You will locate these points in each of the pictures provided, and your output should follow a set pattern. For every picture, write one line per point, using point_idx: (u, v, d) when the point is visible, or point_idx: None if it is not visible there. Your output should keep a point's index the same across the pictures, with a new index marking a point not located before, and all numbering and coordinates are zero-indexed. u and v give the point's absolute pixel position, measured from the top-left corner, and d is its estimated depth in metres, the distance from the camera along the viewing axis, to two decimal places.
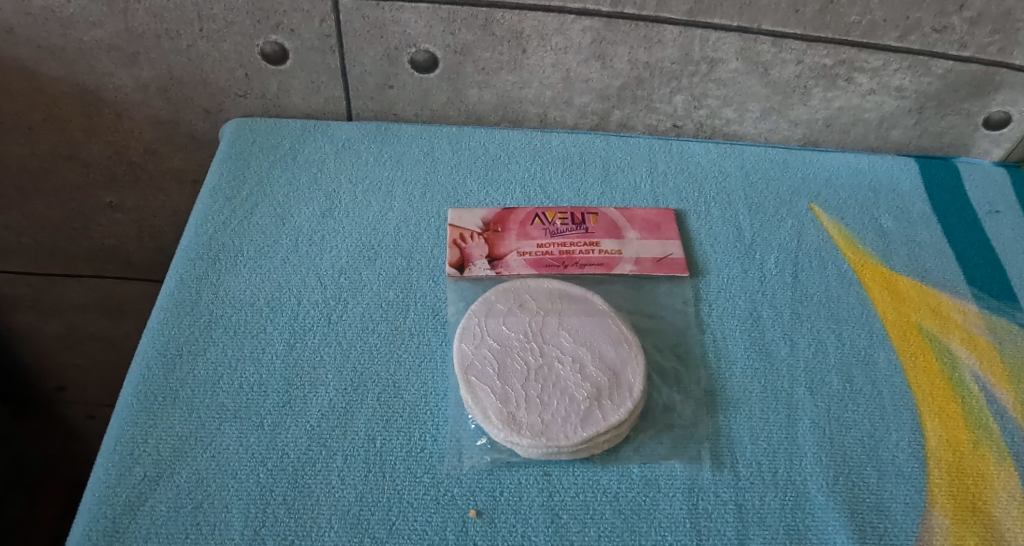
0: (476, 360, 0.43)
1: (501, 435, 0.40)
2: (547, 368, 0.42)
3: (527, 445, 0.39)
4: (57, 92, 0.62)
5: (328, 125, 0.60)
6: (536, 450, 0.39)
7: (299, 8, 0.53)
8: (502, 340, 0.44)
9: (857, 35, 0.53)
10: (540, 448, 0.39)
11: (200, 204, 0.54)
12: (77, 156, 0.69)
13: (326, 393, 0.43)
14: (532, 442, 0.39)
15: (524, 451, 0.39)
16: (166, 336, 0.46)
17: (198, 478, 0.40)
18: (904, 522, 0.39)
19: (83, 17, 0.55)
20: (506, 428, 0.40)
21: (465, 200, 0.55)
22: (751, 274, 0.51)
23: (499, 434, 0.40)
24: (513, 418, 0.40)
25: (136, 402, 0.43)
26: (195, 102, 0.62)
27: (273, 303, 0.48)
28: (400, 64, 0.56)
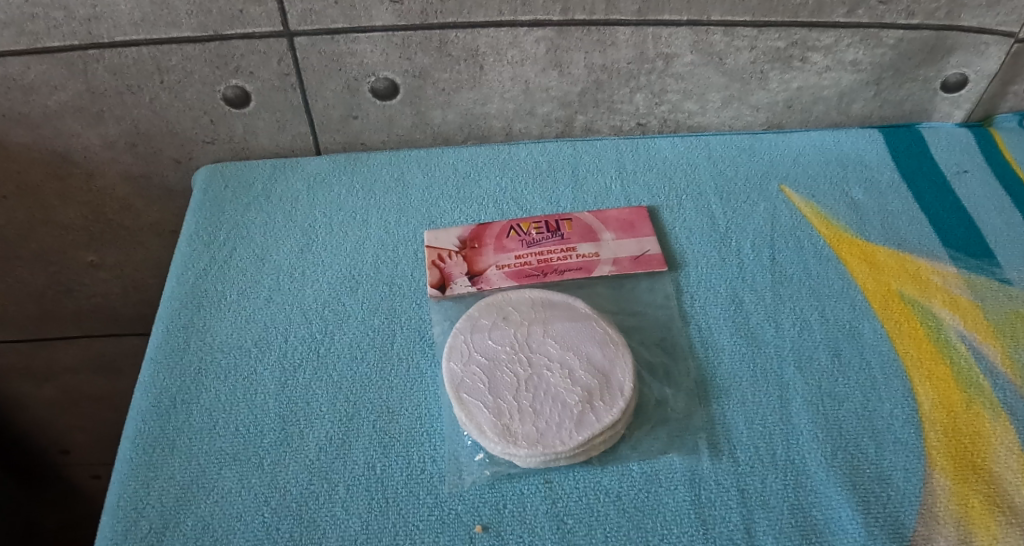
0: (466, 377, 0.43)
1: (498, 448, 0.40)
2: (537, 377, 0.42)
3: (525, 455, 0.39)
4: (27, 158, 0.62)
5: (298, 162, 0.61)
6: (534, 458, 0.39)
7: (256, 49, 0.54)
8: (489, 353, 0.44)
9: (806, 15, 0.54)
10: (538, 456, 0.39)
11: (179, 254, 0.54)
12: (53, 219, 0.69)
13: (322, 426, 0.43)
14: (529, 452, 0.39)
15: (523, 461, 0.39)
16: (158, 388, 0.46)
17: (204, 524, 0.39)
18: (906, 488, 0.39)
19: (44, 82, 0.56)
20: (503, 440, 0.40)
21: (440, 221, 0.55)
22: (730, 261, 0.52)
23: (496, 447, 0.40)
24: (509, 429, 0.40)
25: (135, 457, 0.43)
26: (164, 153, 0.62)
27: (261, 343, 0.48)
28: (362, 94, 0.57)
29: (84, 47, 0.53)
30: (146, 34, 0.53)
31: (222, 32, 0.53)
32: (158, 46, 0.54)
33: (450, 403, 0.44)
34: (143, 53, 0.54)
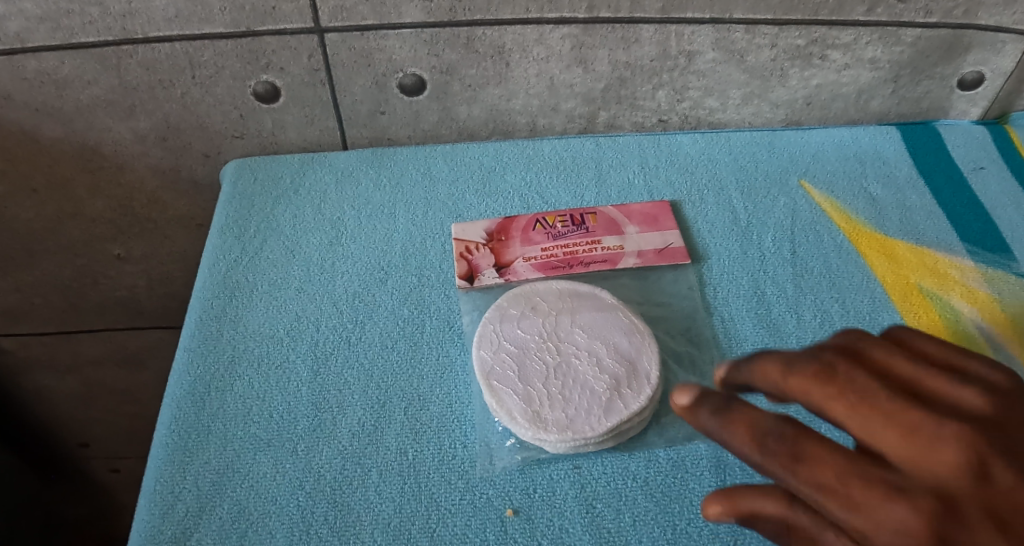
0: (496, 365, 0.44)
1: (529, 434, 0.41)
2: (567, 367, 0.44)
3: (555, 441, 0.41)
4: (58, 152, 0.63)
5: (326, 156, 0.62)
6: (564, 444, 0.41)
7: (287, 45, 0.55)
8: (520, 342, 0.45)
9: (826, 14, 0.55)
10: (568, 443, 0.40)
11: (211, 246, 0.55)
12: (82, 213, 0.70)
13: (354, 412, 0.45)
14: (559, 438, 0.40)
15: (553, 447, 0.41)
16: (193, 376, 0.47)
17: (240, 508, 0.41)
18: None
19: (78, 77, 0.57)
20: (533, 426, 0.41)
21: (467, 214, 0.56)
22: (752, 254, 0.53)
23: (526, 432, 0.41)
24: (539, 416, 0.41)
25: (170, 442, 0.44)
26: (193, 147, 0.64)
27: (294, 333, 0.50)
28: (389, 89, 0.58)
29: (118, 42, 0.55)
30: (179, 30, 0.54)
31: (254, 28, 0.54)
32: (191, 42, 0.55)
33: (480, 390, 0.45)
34: (176, 49, 0.55)
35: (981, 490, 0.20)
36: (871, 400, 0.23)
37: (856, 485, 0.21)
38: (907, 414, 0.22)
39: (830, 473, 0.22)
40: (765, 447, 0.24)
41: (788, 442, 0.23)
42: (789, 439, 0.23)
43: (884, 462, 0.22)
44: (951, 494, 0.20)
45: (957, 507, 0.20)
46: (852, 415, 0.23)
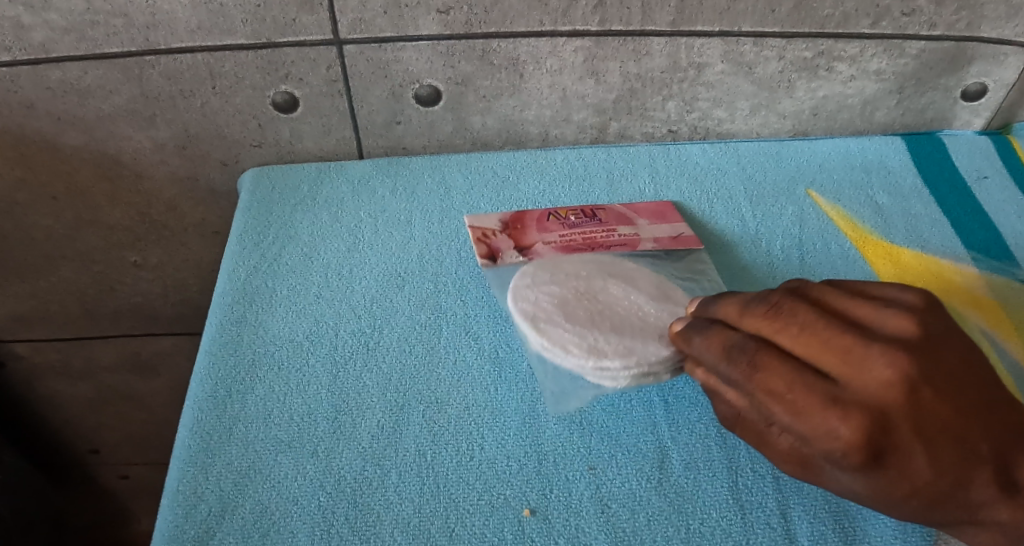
0: (539, 311, 0.47)
1: (586, 361, 0.43)
2: (609, 313, 0.46)
3: (616, 360, 0.43)
4: (79, 160, 0.65)
5: (342, 165, 0.63)
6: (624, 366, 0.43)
7: (307, 57, 0.57)
8: (556, 294, 0.48)
9: (832, 27, 0.56)
10: (633, 371, 0.43)
11: (230, 252, 0.57)
12: (100, 219, 0.72)
13: (373, 415, 0.46)
14: (623, 362, 0.43)
15: (616, 375, 0.43)
16: (214, 380, 0.48)
17: (262, 508, 0.42)
18: None
19: (100, 86, 0.59)
20: (594, 355, 0.43)
21: (482, 222, 0.58)
22: (761, 261, 0.54)
23: (585, 361, 0.43)
24: (597, 347, 0.44)
25: (193, 444, 0.45)
26: (211, 156, 0.65)
27: (313, 337, 0.51)
28: (405, 100, 0.60)
29: (141, 53, 0.56)
30: (201, 41, 0.56)
31: (274, 39, 0.56)
32: (212, 53, 0.56)
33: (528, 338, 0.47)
34: (198, 59, 0.57)
35: (903, 401, 0.28)
36: (810, 331, 0.32)
37: (799, 394, 0.30)
38: (844, 342, 0.30)
39: (782, 384, 0.31)
40: (735, 359, 0.33)
41: (755, 354, 0.32)
42: (754, 351, 0.33)
43: (830, 380, 0.30)
44: (884, 405, 0.28)
45: (889, 418, 0.28)
46: (797, 341, 0.32)
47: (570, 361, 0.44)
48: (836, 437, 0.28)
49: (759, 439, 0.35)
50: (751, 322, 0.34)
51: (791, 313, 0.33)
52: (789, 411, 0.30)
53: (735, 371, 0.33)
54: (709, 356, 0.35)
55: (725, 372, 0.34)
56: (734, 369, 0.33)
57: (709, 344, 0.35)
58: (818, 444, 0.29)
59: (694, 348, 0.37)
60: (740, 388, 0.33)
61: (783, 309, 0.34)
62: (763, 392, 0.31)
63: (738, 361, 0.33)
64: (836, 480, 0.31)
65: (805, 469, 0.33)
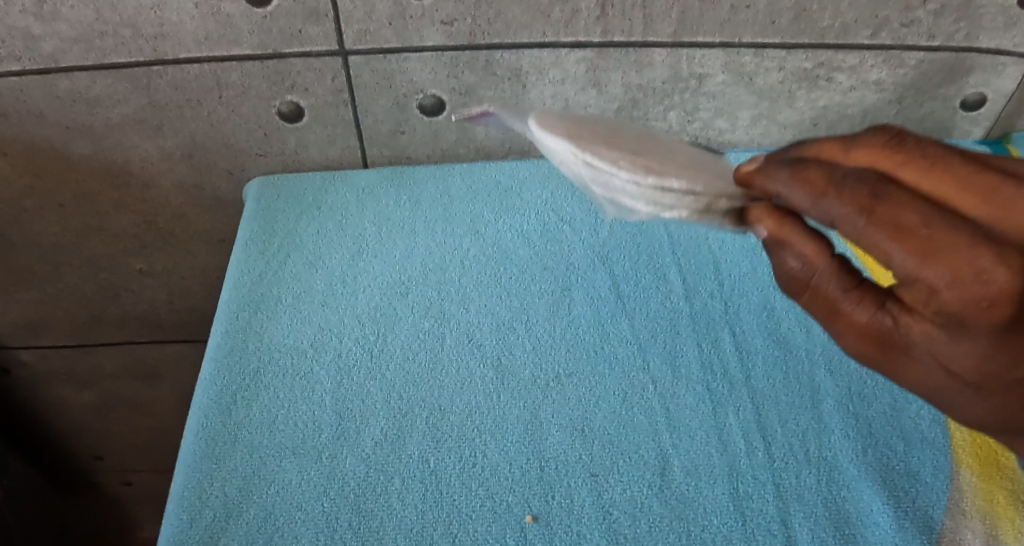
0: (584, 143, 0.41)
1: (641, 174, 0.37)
2: (665, 150, 0.42)
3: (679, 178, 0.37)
4: (86, 168, 0.66)
5: (347, 174, 0.64)
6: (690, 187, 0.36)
7: (312, 67, 0.57)
8: (602, 132, 0.44)
9: (832, 37, 0.57)
10: (700, 200, 0.36)
11: (236, 260, 0.57)
12: (107, 227, 0.72)
13: (377, 422, 0.46)
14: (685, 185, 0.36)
15: (681, 198, 0.36)
16: (219, 386, 0.49)
17: (266, 514, 0.42)
18: (934, 484, 0.41)
19: (109, 96, 0.59)
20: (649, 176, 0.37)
21: (485, 230, 0.58)
22: (761, 269, 0.54)
23: (641, 176, 0.37)
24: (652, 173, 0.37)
25: (198, 450, 0.46)
26: (218, 165, 0.66)
27: (317, 345, 0.51)
28: (410, 110, 0.61)
29: (149, 63, 0.57)
30: (208, 51, 0.56)
31: (280, 50, 0.56)
32: (219, 63, 0.57)
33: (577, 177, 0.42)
34: (204, 69, 0.58)
35: None
36: (947, 163, 0.23)
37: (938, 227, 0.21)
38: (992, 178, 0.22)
39: (920, 221, 0.21)
40: (844, 188, 0.23)
41: (879, 183, 0.23)
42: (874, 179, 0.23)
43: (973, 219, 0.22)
44: None
45: None
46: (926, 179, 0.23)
47: (628, 192, 0.38)
48: (988, 284, 0.20)
49: (830, 309, 0.27)
50: (864, 158, 0.25)
51: (919, 144, 0.24)
52: (922, 258, 0.21)
53: (846, 204, 0.23)
54: (797, 201, 0.25)
55: (828, 209, 0.24)
56: (843, 204, 0.23)
57: (801, 179, 0.25)
58: (957, 300, 0.21)
59: (777, 187, 0.26)
60: (844, 232, 0.23)
61: (906, 139, 0.24)
62: (890, 232, 0.22)
63: (849, 194, 0.23)
64: (923, 357, 0.25)
65: (882, 348, 0.26)
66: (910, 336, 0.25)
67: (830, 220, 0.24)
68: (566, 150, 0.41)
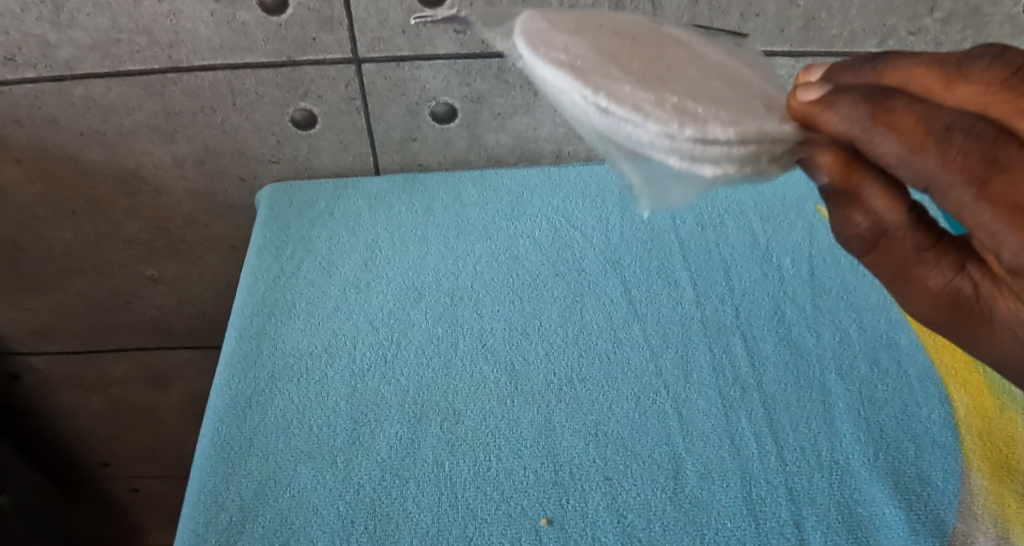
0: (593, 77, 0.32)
1: (676, 123, 0.29)
2: (690, 63, 0.33)
3: (724, 126, 0.29)
4: (99, 174, 0.66)
5: (359, 181, 0.64)
6: (739, 137, 0.29)
7: (326, 74, 0.58)
8: (604, 40, 0.34)
9: (840, 45, 0.58)
10: (750, 149, 0.29)
11: (249, 266, 0.58)
12: (119, 233, 0.73)
13: (392, 426, 0.47)
14: (730, 126, 0.29)
15: (727, 151, 0.29)
16: (235, 391, 0.49)
17: (283, 517, 0.42)
18: (945, 488, 0.42)
19: (123, 103, 0.60)
20: (683, 118, 0.30)
21: (496, 236, 0.59)
22: (771, 276, 0.55)
23: (677, 127, 0.30)
24: (687, 115, 0.30)
25: (214, 454, 0.46)
26: (230, 172, 0.66)
27: (332, 350, 0.52)
28: (421, 117, 0.61)
29: (163, 70, 0.58)
30: (222, 58, 0.57)
31: (294, 57, 0.57)
32: (233, 71, 0.58)
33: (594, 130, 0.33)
34: (219, 77, 0.58)
35: None
36: None
37: None
38: None
39: None
40: (952, 146, 0.19)
41: (997, 141, 0.19)
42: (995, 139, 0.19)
43: None
44: None
45: None
46: None
47: (658, 146, 0.30)
48: None
49: (899, 270, 0.26)
50: (966, 95, 0.21)
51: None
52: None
53: (954, 170, 0.19)
54: (882, 151, 0.21)
55: (916, 166, 0.20)
56: (946, 166, 0.19)
57: (891, 124, 0.21)
58: None
59: (850, 127, 0.22)
60: (941, 201, 0.20)
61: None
62: (1000, 210, 0.19)
63: (956, 153, 0.19)
64: (1003, 328, 0.26)
65: (953, 312, 0.27)
66: (988, 305, 0.26)
67: (924, 182, 0.20)
68: (569, 86, 0.32)
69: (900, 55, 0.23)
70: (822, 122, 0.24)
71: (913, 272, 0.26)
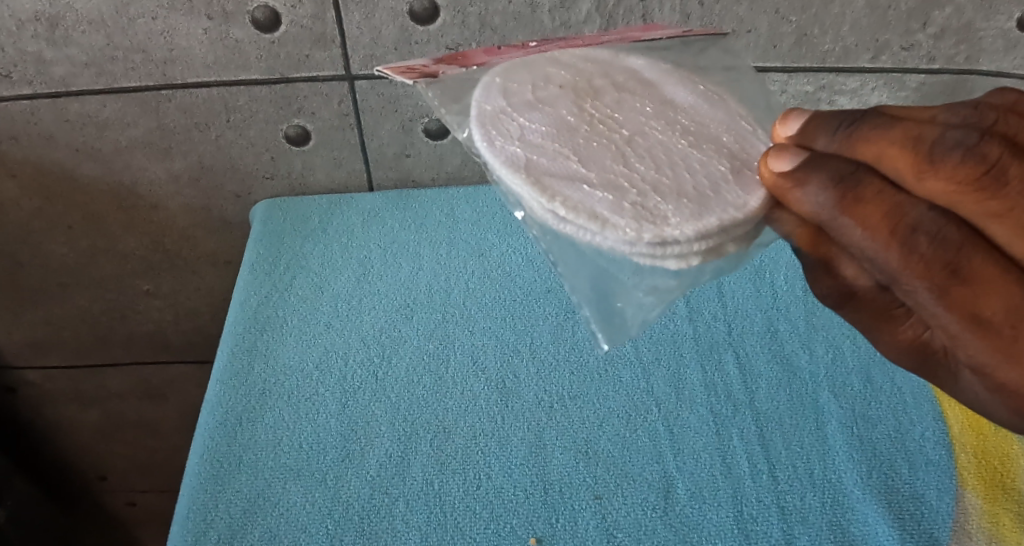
0: (548, 180, 0.33)
1: (635, 229, 0.31)
2: (646, 134, 0.36)
3: (681, 227, 0.31)
4: (95, 190, 0.66)
5: (353, 197, 0.64)
6: (697, 235, 0.31)
7: (319, 91, 0.58)
8: (552, 134, 0.36)
9: (833, 61, 0.58)
10: (709, 243, 0.32)
11: (242, 282, 0.58)
12: (114, 248, 0.73)
13: (382, 444, 0.46)
14: (684, 222, 0.31)
15: (686, 248, 0.31)
16: (226, 407, 0.49)
17: (271, 536, 0.42)
18: (939, 506, 0.41)
19: (118, 119, 0.60)
20: (641, 223, 0.31)
21: (489, 253, 0.59)
22: (764, 291, 0.54)
23: (636, 234, 0.31)
24: (643, 216, 0.31)
25: (204, 471, 0.46)
26: (225, 188, 0.66)
27: (323, 367, 0.51)
28: (415, 133, 0.62)
29: (158, 87, 0.58)
30: (216, 76, 0.57)
31: (288, 74, 0.57)
32: (227, 88, 0.58)
33: (553, 236, 0.34)
34: (213, 94, 0.59)
35: None
36: None
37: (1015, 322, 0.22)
38: None
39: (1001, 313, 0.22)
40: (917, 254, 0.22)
41: (958, 252, 0.21)
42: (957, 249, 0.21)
43: None
44: None
45: None
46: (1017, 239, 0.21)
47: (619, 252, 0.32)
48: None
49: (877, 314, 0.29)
50: (936, 189, 0.21)
51: (1016, 194, 0.20)
52: (991, 348, 0.22)
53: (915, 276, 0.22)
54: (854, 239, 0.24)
55: (880, 259, 0.23)
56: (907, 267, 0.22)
57: (856, 217, 0.23)
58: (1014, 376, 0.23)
59: (818, 210, 0.25)
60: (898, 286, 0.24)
61: (1003, 182, 0.20)
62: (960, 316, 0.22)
63: (918, 258, 0.22)
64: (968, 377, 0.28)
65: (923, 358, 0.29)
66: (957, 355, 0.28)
67: (891, 273, 0.23)
68: (526, 194, 0.33)
69: (874, 126, 0.23)
70: (794, 199, 0.26)
71: (889, 319, 0.29)
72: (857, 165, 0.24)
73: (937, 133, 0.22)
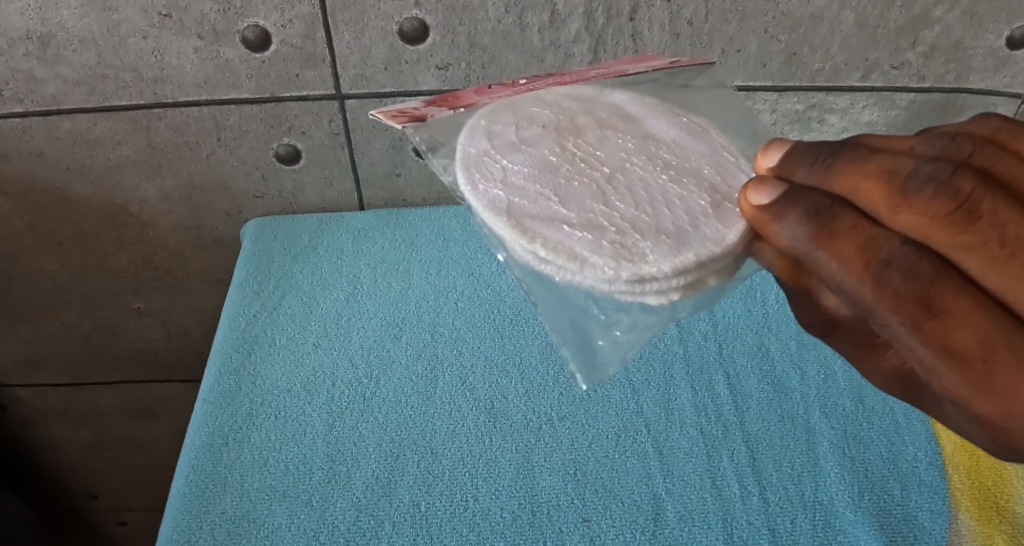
0: (525, 218, 0.33)
1: (613, 268, 0.31)
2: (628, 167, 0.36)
3: (658, 264, 0.31)
4: (85, 208, 0.66)
5: (343, 216, 0.64)
6: (675, 271, 0.31)
7: (309, 110, 0.58)
8: (532, 170, 0.36)
9: (823, 79, 0.58)
10: (689, 278, 0.32)
11: (231, 301, 0.57)
12: (105, 265, 0.72)
13: (369, 465, 0.46)
14: (662, 259, 0.31)
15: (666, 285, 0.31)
16: (211, 427, 0.49)
17: None
18: (932, 529, 0.40)
19: (109, 138, 0.60)
20: (618, 262, 0.31)
21: (479, 271, 0.58)
22: (755, 311, 0.54)
23: (614, 273, 0.31)
24: (620, 255, 0.31)
25: (187, 492, 0.45)
26: (216, 206, 0.66)
27: (311, 386, 0.51)
28: (405, 152, 0.61)
29: (149, 106, 0.58)
30: (206, 94, 0.57)
31: (278, 93, 0.57)
32: (218, 106, 0.58)
33: (533, 274, 0.34)
34: (203, 112, 0.58)
35: None
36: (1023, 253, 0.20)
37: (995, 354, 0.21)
38: None
39: (974, 346, 0.21)
40: (889, 288, 0.22)
41: (930, 284, 0.21)
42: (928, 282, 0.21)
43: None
44: None
45: None
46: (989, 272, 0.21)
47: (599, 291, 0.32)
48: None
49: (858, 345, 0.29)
50: (910, 222, 0.22)
51: (987, 228, 0.20)
52: (965, 381, 0.22)
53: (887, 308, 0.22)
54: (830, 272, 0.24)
55: (854, 289, 0.23)
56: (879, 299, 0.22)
57: (831, 250, 0.24)
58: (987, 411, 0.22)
59: (796, 243, 0.25)
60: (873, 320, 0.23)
61: (973, 216, 0.21)
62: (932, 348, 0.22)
63: (891, 292, 0.22)
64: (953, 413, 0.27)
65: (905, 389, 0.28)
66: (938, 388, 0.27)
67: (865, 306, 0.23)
68: (509, 235, 0.33)
69: (850, 160, 0.24)
70: (772, 231, 0.26)
71: (871, 350, 0.28)
72: (833, 198, 0.24)
73: (910, 168, 0.22)
